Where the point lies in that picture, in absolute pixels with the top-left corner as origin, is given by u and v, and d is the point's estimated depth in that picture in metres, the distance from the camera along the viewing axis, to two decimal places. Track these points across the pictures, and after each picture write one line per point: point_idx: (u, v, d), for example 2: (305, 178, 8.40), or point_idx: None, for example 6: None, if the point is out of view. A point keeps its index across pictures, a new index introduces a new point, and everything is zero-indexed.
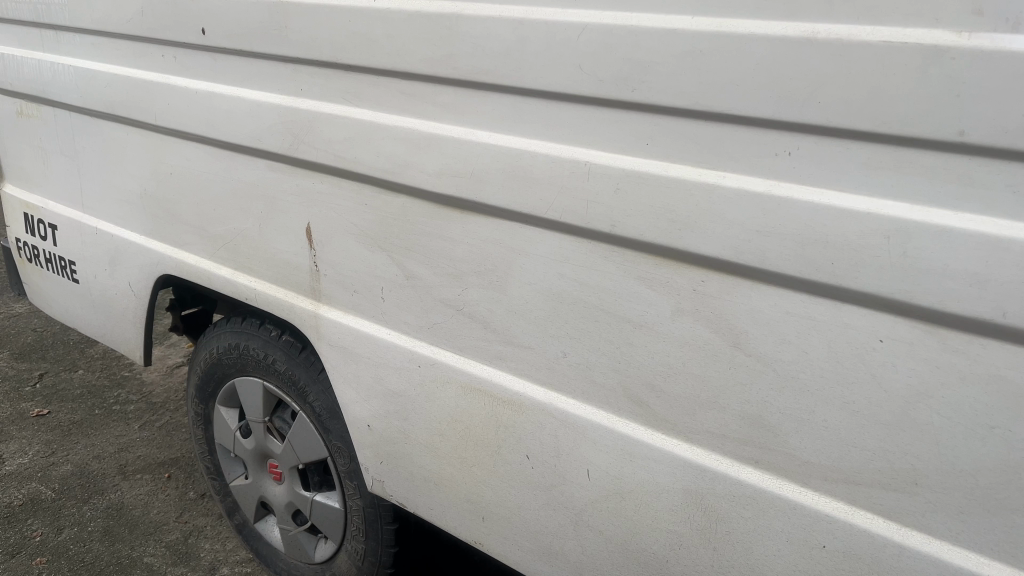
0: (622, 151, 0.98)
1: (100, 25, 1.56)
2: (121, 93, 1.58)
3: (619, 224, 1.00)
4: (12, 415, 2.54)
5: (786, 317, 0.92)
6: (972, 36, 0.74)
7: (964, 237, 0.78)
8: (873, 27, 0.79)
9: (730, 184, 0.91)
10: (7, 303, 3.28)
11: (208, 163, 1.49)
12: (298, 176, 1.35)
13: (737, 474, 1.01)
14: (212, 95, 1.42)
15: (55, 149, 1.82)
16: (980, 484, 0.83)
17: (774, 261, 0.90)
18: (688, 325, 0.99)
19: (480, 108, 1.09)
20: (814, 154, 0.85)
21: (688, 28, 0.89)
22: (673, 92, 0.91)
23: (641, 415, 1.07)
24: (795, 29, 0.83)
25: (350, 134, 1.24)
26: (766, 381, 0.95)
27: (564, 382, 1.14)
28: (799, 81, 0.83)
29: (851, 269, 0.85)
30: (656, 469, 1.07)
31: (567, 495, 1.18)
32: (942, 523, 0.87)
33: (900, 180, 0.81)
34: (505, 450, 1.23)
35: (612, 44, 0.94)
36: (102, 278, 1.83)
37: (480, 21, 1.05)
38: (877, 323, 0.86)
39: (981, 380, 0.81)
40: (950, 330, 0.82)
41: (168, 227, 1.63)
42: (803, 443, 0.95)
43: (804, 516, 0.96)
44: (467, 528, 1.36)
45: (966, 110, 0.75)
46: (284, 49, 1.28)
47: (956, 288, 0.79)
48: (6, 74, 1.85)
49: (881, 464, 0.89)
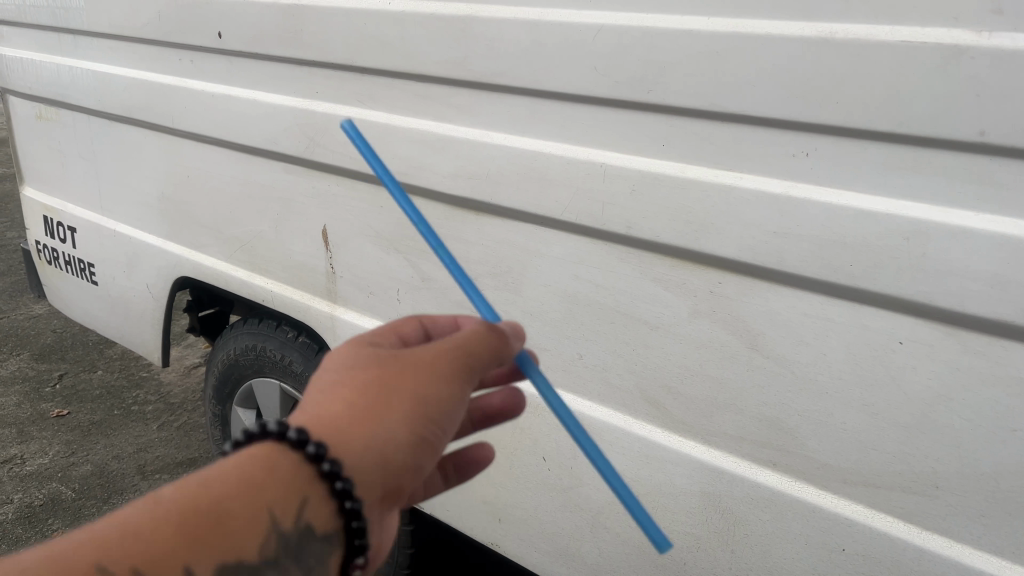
0: (637, 152, 0.97)
1: (116, 28, 1.57)
2: (139, 97, 1.59)
3: (635, 225, 0.99)
4: (32, 416, 2.56)
5: (803, 319, 0.91)
6: (992, 36, 0.74)
7: (984, 238, 0.77)
8: (891, 27, 0.78)
9: (748, 185, 0.90)
10: (27, 305, 3.31)
11: (225, 166, 1.50)
12: (314, 178, 1.36)
13: (755, 477, 1.00)
14: (229, 98, 1.42)
15: (75, 153, 1.83)
16: (1001, 486, 0.83)
17: (792, 263, 0.89)
18: (706, 326, 0.99)
19: (494, 110, 1.09)
20: (832, 154, 0.84)
21: (704, 29, 0.88)
22: (688, 92, 0.90)
23: (658, 416, 1.07)
24: (813, 29, 0.82)
25: (366, 136, 1.24)
26: (784, 383, 0.95)
27: (581, 384, 1.14)
28: (816, 81, 0.82)
29: (870, 271, 0.84)
30: (674, 471, 1.06)
31: (584, 496, 1.18)
32: (964, 526, 0.86)
33: (920, 181, 0.80)
34: (521, 451, 1.24)
35: (627, 46, 0.94)
36: (121, 280, 1.84)
37: (495, 23, 1.04)
38: (896, 324, 0.85)
39: (1003, 382, 0.80)
40: (970, 331, 0.81)
41: (186, 230, 1.64)
42: (822, 445, 0.94)
43: (823, 518, 0.95)
44: (483, 529, 1.35)
45: (987, 110, 0.74)
46: (299, 51, 1.28)
47: (977, 289, 0.79)
48: (24, 78, 1.86)
49: (901, 466, 0.89)
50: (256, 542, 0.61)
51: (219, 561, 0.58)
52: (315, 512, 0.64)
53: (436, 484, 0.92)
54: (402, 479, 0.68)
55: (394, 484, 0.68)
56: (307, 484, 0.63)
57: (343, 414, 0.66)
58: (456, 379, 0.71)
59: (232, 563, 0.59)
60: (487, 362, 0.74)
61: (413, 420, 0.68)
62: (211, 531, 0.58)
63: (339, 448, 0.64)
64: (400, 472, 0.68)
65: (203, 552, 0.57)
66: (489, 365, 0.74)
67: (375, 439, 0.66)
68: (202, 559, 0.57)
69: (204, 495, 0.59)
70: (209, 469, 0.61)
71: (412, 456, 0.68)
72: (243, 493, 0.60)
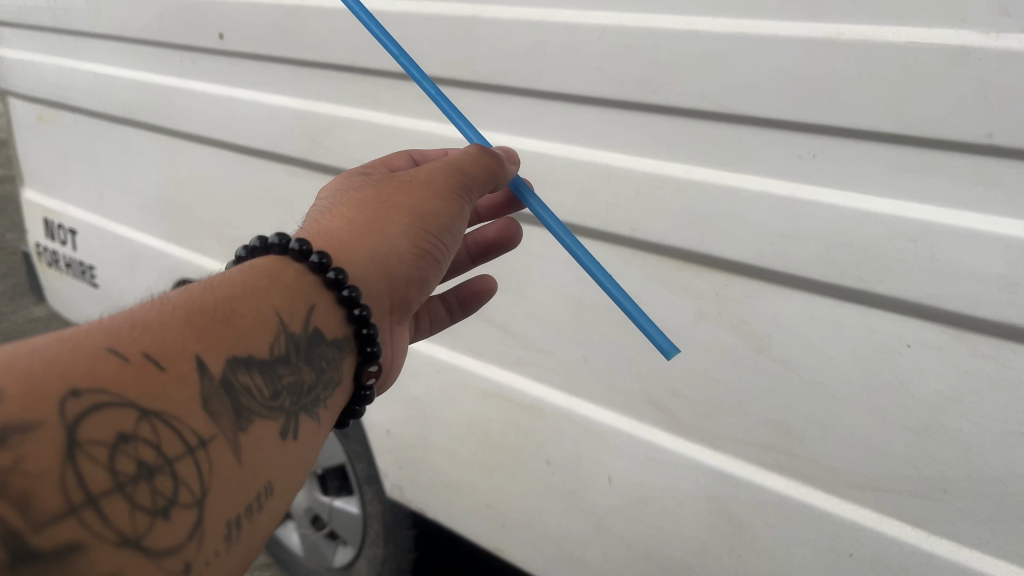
0: (642, 153, 0.97)
1: (117, 29, 1.56)
2: (141, 98, 1.58)
3: (640, 227, 0.99)
4: None
5: (810, 322, 0.90)
6: (999, 37, 0.72)
7: (993, 240, 0.77)
8: (898, 28, 0.77)
9: (754, 187, 0.89)
10: (27, 307, 3.31)
11: (227, 168, 1.49)
12: (316, 180, 1.35)
13: (761, 481, 1.00)
14: (231, 100, 1.42)
15: (76, 155, 1.82)
16: (1010, 491, 0.82)
17: (799, 265, 0.88)
18: (711, 329, 0.98)
19: (498, 112, 1.08)
20: (839, 156, 0.83)
21: (709, 30, 0.87)
22: (693, 93, 0.90)
23: (663, 420, 1.06)
24: (819, 30, 0.81)
25: (369, 137, 1.24)
26: (790, 386, 0.94)
27: (585, 387, 1.13)
28: (822, 82, 0.81)
29: (878, 273, 0.83)
30: (679, 475, 1.06)
31: (588, 500, 1.17)
32: (973, 530, 0.86)
33: (928, 183, 0.79)
34: (525, 455, 1.23)
35: (632, 47, 0.93)
36: (122, 282, 1.84)
37: (499, 24, 1.03)
38: (903, 327, 0.84)
39: (1012, 386, 0.79)
40: (979, 335, 0.80)
41: (187, 232, 1.64)
42: (829, 449, 0.93)
43: (830, 523, 0.95)
44: (486, 533, 1.35)
45: (995, 111, 0.73)
46: (301, 52, 1.27)
47: (986, 292, 0.78)
48: (25, 79, 1.85)
49: (909, 470, 0.88)
50: (269, 343, 0.64)
51: (238, 355, 0.61)
52: (321, 316, 0.70)
53: (438, 314, 1.08)
54: (408, 286, 0.80)
55: (399, 288, 0.79)
56: (311, 293, 0.71)
57: (348, 230, 0.78)
58: (452, 197, 0.84)
59: (251, 358, 0.62)
60: (479, 190, 0.88)
61: (413, 229, 0.80)
62: (224, 327, 0.61)
63: (342, 257, 0.75)
64: (405, 279, 0.79)
65: (223, 347, 0.60)
66: (479, 193, 0.88)
67: (380, 247, 0.78)
68: (217, 350, 0.59)
69: (210, 297, 0.63)
70: (216, 278, 0.66)
71: (415, 265, 0.80)
72: (251, 297, 0.65)
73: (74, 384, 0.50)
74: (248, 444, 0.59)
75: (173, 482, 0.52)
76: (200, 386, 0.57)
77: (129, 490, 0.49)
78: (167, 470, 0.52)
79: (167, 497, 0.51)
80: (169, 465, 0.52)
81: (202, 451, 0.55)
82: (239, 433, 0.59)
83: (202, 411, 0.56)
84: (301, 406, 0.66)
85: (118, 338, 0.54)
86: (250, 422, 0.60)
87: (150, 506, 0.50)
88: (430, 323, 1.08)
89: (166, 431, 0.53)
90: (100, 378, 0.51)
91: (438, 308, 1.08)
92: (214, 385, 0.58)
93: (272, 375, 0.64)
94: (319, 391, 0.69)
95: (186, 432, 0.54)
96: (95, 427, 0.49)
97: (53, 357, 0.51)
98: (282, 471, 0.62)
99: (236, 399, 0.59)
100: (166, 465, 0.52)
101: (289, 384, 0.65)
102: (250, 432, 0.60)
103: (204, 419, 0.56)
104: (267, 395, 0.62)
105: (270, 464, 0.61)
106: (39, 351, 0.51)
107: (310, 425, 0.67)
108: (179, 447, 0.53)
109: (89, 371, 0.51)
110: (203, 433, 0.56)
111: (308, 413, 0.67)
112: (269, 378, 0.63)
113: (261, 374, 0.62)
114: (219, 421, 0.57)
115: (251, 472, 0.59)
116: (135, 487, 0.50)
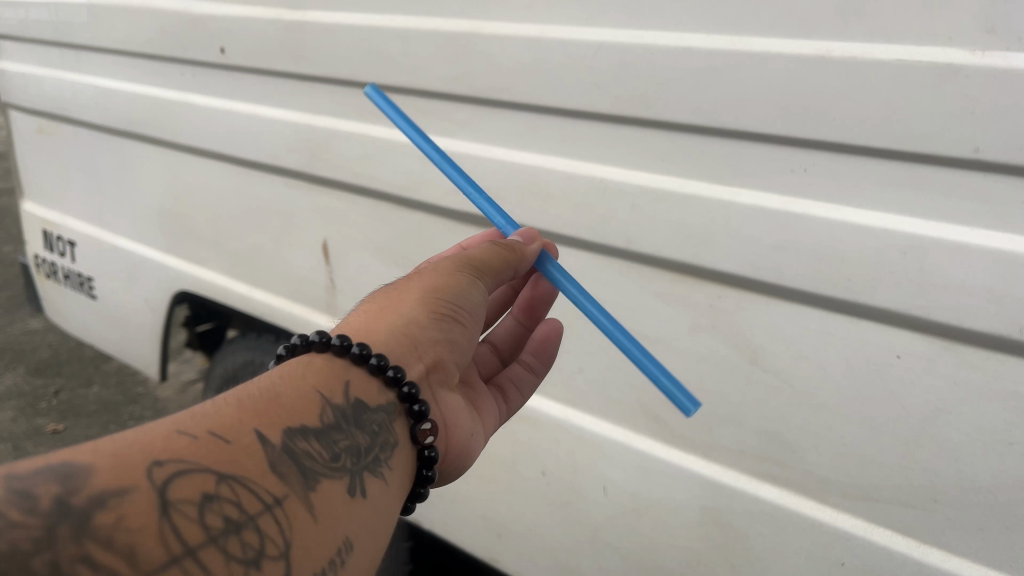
0: (639, 167, 0.98)
1: (117, 43, 1.57)
2: (142, 111, 1.59)
3: (636, 240, 1.00)
4: (27, 431, 2.53)
5: (802, 333, 0.92)
6: (985, 54, 0.73)
7: (980, 253, 0.78)
8: (887, 45, 0.78)
9: (746, 201, 0.91)
10: (22, 319, 3.31)
11: (227, 180, 1.51)
12: (315, 193, 1.37)
13: (754, 491, 1.01)
14: (231, 113, 1.43)
15: (77, 166, 1.84)
16: (999, 500, 0.83)
17: (791, 278, 0.90)
18: (706, 340, 1.00)
19: (495, 126, 1.10)
20: (831, 169, 0.84)
21: (702, 47, 0.88)
22: (687, 109, 0.91)
23: (657, 431, 1.08)
24: (810, 47, 0.82)
25: (368, 151, 1.25)
26: (783, 397, 0.96)
27: (581, 399, 1.15)
28: (813, 100, 0.82)
29: (868, 285, 0.85)
30: (674, 485, 1.08)
31: (584, 511, 1.19)
32: (962, 539, 0.87)
33: (917, 198, 0.80)
34: (522, 465, 1.25)
35: (628, 63, 0.94)
36: (119, 294, 1.85)
37: (496, 39, 1.04)
38: (893, 339, 0.86)
39: (1001, 398, 0.80)
40: (967, 346, 0.81)
41: (186, 244, 1.65)
42: (820, 459, 0.95)
43: (822, 532, 0.96)
44: (481, 544, 1.36)
45: (982, 128, 0.74)
46: (300, 66, 1.29)
47: (974, 304, 0.79)
48: (26, 92, 1.87)
49: (901, 480, 0.89)
50: (318, 412, 0.65)
51: (292, 425, 0.62)
52: (361, 385, 0.70)
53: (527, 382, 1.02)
54: (436, 350, 0.79)
55: (428, 352, 0.78)
56: (346, 369, 0.70)
57: (374, 313, 0.79)
58: (463, 271, 0.83)
59: (305, 426, 0.63)
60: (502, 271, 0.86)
61: (425, 300, 0.80)
62: (274, 405, 0.62)
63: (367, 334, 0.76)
64: (432, 344, 0.78)
65: (278, 418, 0.61)
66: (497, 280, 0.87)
67: (394, 322, 0.77)
68: (271, 423, 0.60)
69: (255, 387, 0.64)
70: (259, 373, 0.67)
71: (437, 328, 0.79)
72: (288, 380, 0.66)
73: (156, 457, 0.52)
74: (319, 502, 0.60)
75: (258, 535, 0.53)
76: (264, 454, 0.58)
77: (221, 541, 0.51)
78: (252, 524, 0.53)
79: (256, 548, 0.52)
80: (253, 520, 0.53)
81: (279, 508, 0.56)
82: (310, 491, 0.59)
83: (272, 473, 0.57)
84: (363, 466, 0.66)
85: (182, 422, 0.56)
86: (318, 482, 0.61)
87: (242, 556, 0.51)
88: (522, 393, 1.01)
89: (244, 491, 0.54)
90: (177, 450, 0.53)
91: (525, 376, 1.02)
92: (276, 451, 0.59)
93: (328, 439, 0.64)
94: (379, 451, 0.69)
95: (261, 491, 0.56)
96: (180, 489, 0.51)
97: (125, 440, 0.53)
98: (356, 528, 0.63)
99: (301, 464, 0.60)
100: (250, 520, 0.53)
101: (347, 446, 0.65)
102: (319, 491, 0.60)
103: (275, 480, 0.57)
104: (328, 456, 0.63)
105: (344, 519, 0.61)
106: (113, 438, 0.53)
107: (376, 484, 0.67)
108: (257, 505, 0.55)
109: (164, 447, 0.53)
110: (276, 493, 0.57)
111: (371, 472, 0.67)
112: (326, 440, 0.64)
113: (317, 439, 0.63)
114: (289, 480, 0.58)
115: (327, 528, 0.59)
116: (226, 538, 0.51)
